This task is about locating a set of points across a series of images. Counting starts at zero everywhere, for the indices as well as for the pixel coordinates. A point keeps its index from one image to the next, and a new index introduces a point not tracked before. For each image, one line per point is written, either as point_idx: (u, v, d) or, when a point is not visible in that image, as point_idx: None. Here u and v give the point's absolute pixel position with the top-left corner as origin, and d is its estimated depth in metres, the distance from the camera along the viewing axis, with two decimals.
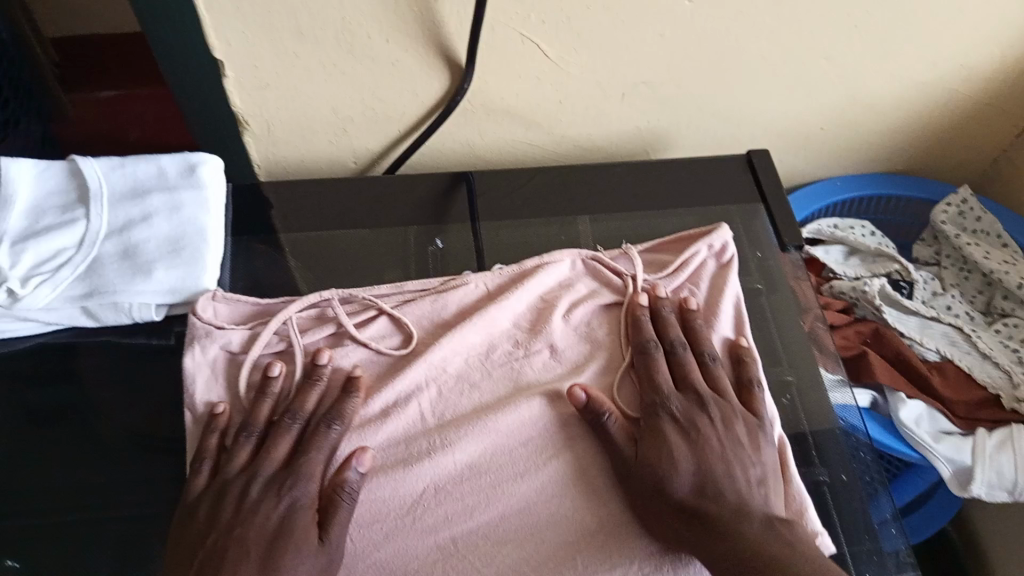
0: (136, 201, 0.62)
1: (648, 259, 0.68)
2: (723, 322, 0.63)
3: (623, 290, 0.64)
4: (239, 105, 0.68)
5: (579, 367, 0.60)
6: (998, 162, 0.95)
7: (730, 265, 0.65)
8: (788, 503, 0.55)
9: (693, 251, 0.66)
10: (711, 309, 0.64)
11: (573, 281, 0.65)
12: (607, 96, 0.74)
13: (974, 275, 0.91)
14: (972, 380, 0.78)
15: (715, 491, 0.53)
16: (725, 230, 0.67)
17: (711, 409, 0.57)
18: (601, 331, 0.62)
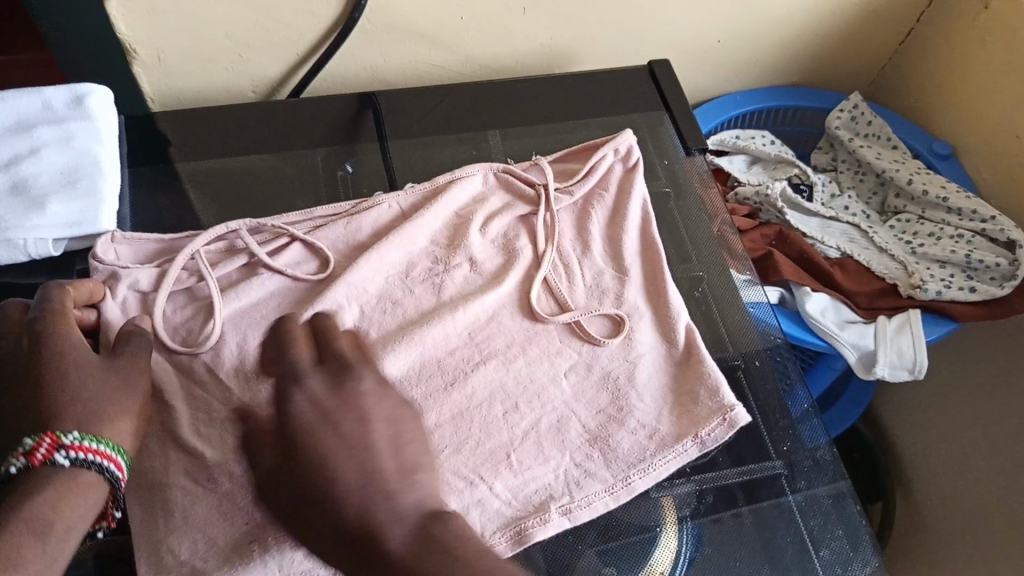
0: (22, 135, 0.59)
1: (557, 169, 0.69)
2: (632, 220, 0.65)
3: (536, 199, 0.66)
4: (125, 32, 0.65)
5: (500, 276, 0.61)
6: (884, 71, 0.99)
7: (636, 167, 0.68)
8: (702, 381, 0.57)
9: (600, 155, 0.68)
10: (620, 211, 0.66)
11: (487, 195, 0.66)
12: (508, 11, 0.73)
13: (869, 176, 0.94)
14: (872, 273, 0.83)
15: (364, 501, 0.40)
16: (630, 134, 0.69)
17: (347, 382, 0.42)
18: (523, 242, 0.63)
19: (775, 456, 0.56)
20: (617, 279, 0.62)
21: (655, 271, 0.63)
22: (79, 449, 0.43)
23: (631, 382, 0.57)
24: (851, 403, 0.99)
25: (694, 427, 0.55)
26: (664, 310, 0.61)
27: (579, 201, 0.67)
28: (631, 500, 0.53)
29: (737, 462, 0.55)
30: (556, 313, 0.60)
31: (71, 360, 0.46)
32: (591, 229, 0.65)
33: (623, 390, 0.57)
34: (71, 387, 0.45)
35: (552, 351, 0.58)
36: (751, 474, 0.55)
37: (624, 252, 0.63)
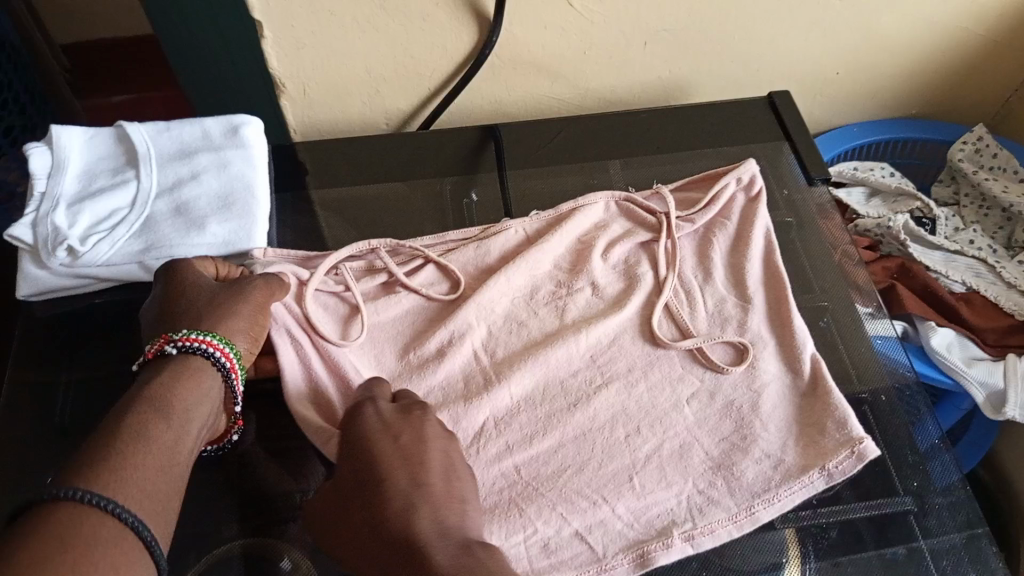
0: (184, 161, 0.64)
1: (682, 196, 0.70)
2: (755, 250, 0.66)
3: (657, 227, 0.67)
4: (275, 67, 0.70)
5: (619, 300, 0.63)
6: (1009, 103, 0.97)
7: (759, 197, 0.68)
8: (830, 413, 0.57)
9: (726, 184, 0.69)
10: (741, 240, 0.66)
11: (608, 222, 0.68)
12: (629, 45, 0.75)
13: (993, 211, 0.93)
14: (1000, 309, 0.81)
15: (407, 500, 0.44)
16: (752, 164, 0.70)
17: (417, 412, 0.50)
18: (649, 268, 0.65)
19: (904, 492, 0.55)
20: (740, 307, 0.63)
21: (782, 300, 0.63)
22: (186, 341, 0.49)
23: (755, 411, 0.58)
24: (973, 447, 0.94)
25: (822, 461, 0.55)
26: (791, 340, 0.61)
27: (702, 229, 0.68)
28: (754, 531, 0.53)
29: (863, 496, 0.55)
30: (678, 339, 0.61)
31: (192, 285, 0.54)
32: (713, 256, 0.66)
33: (746, 420, 0.57)
34: (187, 304, 0.52)
35: (673, 375, 0.59)
36: (880, 509, 0.54)
37: (747, 281, 0.64)
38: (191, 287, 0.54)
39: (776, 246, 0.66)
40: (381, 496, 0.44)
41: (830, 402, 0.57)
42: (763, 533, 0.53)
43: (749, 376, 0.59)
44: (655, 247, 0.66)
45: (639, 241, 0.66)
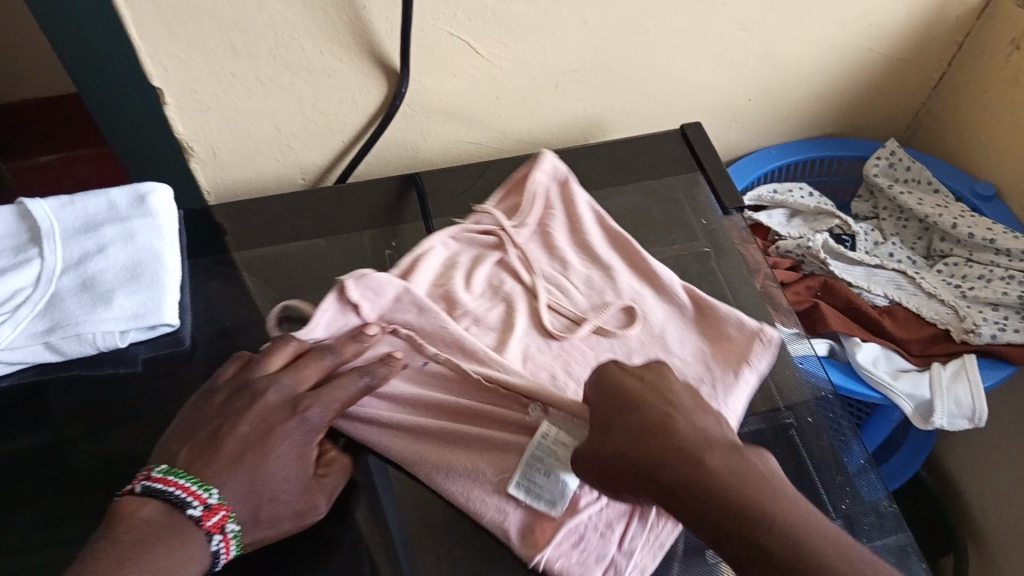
0: (90, 234, 0.62)
1: (500, 206, 0.73)
2: (590, 227, 0.70)
3: (503, 242, 0.69)
4: (181, 130, 0.69)
5: (511, 311, 0.64)
6: (920, 116, 1.00)
7: (569, 180, 0.73)
8: (733, 335, 0.63)
9: (537, 182, 0.72)
10: (576, 221, 0.71)
11: (456, 256, 0.68)
12: (540, 87, 0.76)
13: (912, 222, 0.95)
14: (923, 320, 0.83)
15: (664, 416, 0.48)
16: (551, 154, 0.74)
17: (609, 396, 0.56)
18: (519, 275, 0.67)
19: (835, 515, 0.55)
20: (603, 275, 0.67)
21: (628, 253, 0.69)
22: (224, 549, 0.47)
23: (667, 350, 0.62)
24: (913, 454, 0.96)
25: (743, 361, 0.61)
26: (661, 282, 0.66)
27: (536, 225, 0.71)
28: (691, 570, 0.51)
29: None
30: (572, 326, 0.63)
31: (301, 455, 0.52)
32: (558, 244, 0.69)
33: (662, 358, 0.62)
34: (278, 483, 0.50)
35: (589, 354, 0.61)
36: None
37: (596, 249, 0.69)
38: (298, 449, 0.52)
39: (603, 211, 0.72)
40: (643, 420, 0.48)
41: (723, 317, 0.64)
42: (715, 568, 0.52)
43: (648, 329, 0.64)
44: (508, 262, 0.68)
45: (494, 258, 0.68)
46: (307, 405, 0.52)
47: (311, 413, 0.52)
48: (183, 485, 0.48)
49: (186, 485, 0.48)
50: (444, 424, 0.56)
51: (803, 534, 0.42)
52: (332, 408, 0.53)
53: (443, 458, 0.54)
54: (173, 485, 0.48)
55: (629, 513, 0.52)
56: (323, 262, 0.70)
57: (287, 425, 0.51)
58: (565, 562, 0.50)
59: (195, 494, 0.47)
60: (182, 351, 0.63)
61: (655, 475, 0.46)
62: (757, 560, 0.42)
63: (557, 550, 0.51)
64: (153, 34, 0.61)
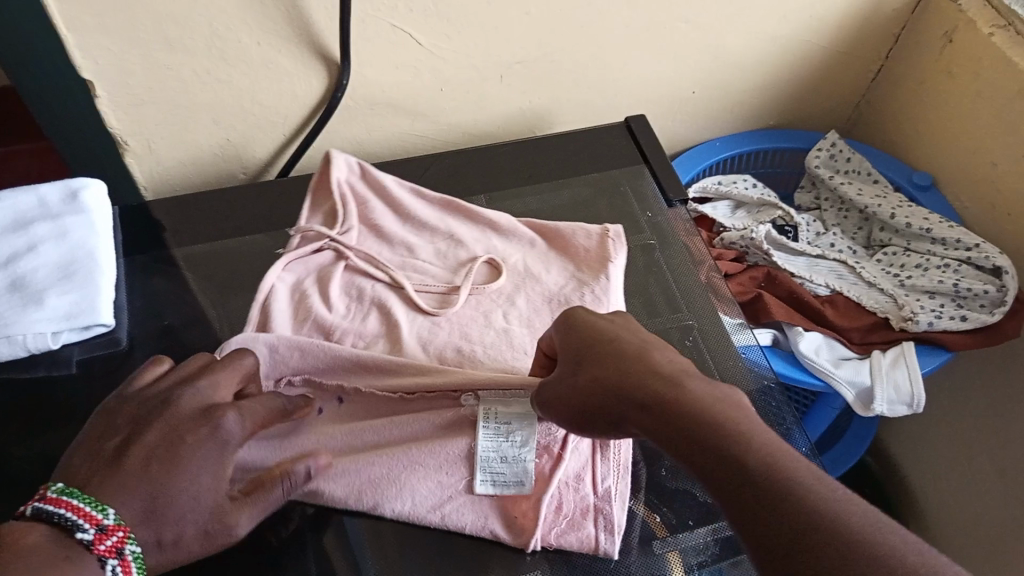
0: (19, 233, 0.60)
1: (315, 220, 0.70)
2: (420, 212, 0.71)
3: (341, 250, 0.68)
4: (115, 124, 0.68)
5: (383, 309, 0.63)
6: (859, 108, 1.02)
7: (365, 168, 0.72)
8: (589, 255, 0.68)
9: (336, 182, 0.70)
10: (404, 211, 0.71)
11: (302, 281, 0.66)
12: (485, 79, 0.75)
13: (852, 213, 0.97)
14: (863, 308, 0.84)
15: (642, 346, 0.48)
16: (334, 153, 0.72)
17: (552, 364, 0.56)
18: (374, 275, 0.66)
19: None
20: (450, 242, 0.69)
21: (461, 213, 0.71)
22: (124, 575, 0.42)
23: (534, 279, 0.67)
24: (857, 439, 0.98)
25: (605, 263, 0.67)
26: (502, 227, 0.70)
27: (360, 223, 0.70)
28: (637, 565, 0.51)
29: None
30: (443, 305, 0.64)
31: (215, 467, 0.47)
32: (391, 237, 0.69)
33: (526, 282, 0.67)
34: (186, 499, 0.45)
35: (477, 314, 0.63)
36: None
37: (430, 223, 0.70)
38: (213, 461, 0.47)
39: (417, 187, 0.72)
40: (619, 350, 0.48)
41: (569, 237, 0.69)
42: (663, 555, 0.52)
43: (512, 274, 0.67)
44: (355, 264, 0.67)
45: (340, 268, 0.67)
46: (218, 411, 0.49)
47: (227, 421, 0.48)
48: (75, 506, 0.43)
49: (78, 507, 0.43)
50: (384, 461, 0.52)
51: (775, 451, 0.39)
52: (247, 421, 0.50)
53: (403, 484, 0.52)
54: (65, 507, 0.42)
55: (591, 459, 0.54)
56: (263, 258, 0.69)
57: (197, 433, 0.47)
58: (557, 531, 0.51)
59: (87, 515, 0.42)
60: (119, 351, 0.62)
61: (628, 396, 0.45)
62: (722, 471, 0.39)
63: (548, 525, 0.51)
64: (82, 26, 0.59)
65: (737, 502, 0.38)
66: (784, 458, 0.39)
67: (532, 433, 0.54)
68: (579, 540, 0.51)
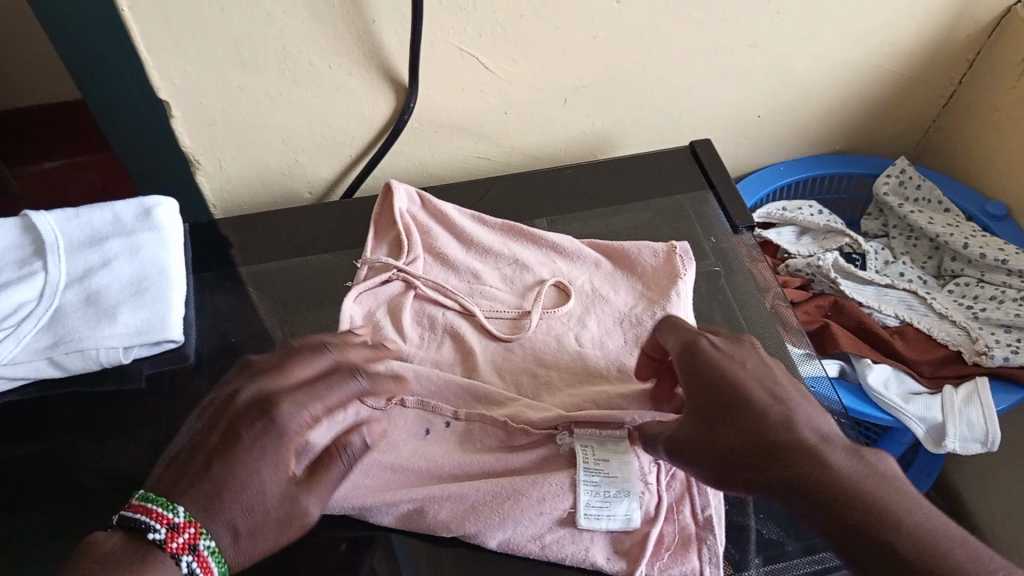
0: (95, 248, 0.62)
1: (380, 251, 0.68)
2: (483, 239, 0.69)
3: (406, 278, 0.65)
4: (188, 143, 0.69)
5: (459, 337, 0.62)
6: (929, 134, 0.99)
7: (427, 198, 0.70)
8: (656, 274, 0.67)
9: (399, 211, 0.68)
10: (466, 238, 0.69)
11: (375, 310, 0.64)
12: (549, 102, 0.75)
13: (922, 241, 0.94)
14: (934, 340, 0.82)
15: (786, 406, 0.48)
16: (394, 183, 0.69)
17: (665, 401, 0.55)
18: (444, 303, 0.64)
19: None
20: (517, 266, 0.68)
21: (524, 237, 0.70)
22: (202, 570, 0.43)
23: (603, 299, 0.66)
24: (922, 475, 0.95)
25: (674, 280, 0.66)
26: (566, 250, 0.69)
27: (423, 252, 0.68)
28: None
29: (806, 548, 0.52)
30: (516, 331, 0.63)
31: (285, 447, 0.47)
32: (454, 260, 0.67)
33: (592, 303, 0.66)
34: (255, 489, 0.45)
35: (550, 338, 0.63)
36: (822, 563, 0.51)
37: (495, 249, 0.69)
38: (273, 452, 0.47)
39: (477, 214, 0.71)
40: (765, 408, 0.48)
41: (636, 256, 0.68)
42: None
43: (582, 296, 0.66)
44: (424, 293, 0.65)
45: (410, 297, 0.64)
46: (282, 405, 0.49)
47: (285, 413, 0.48)
48: (149, 509, 0.44)
49: (155, 510, 0.43)
50: (488, 488, 0.52)
51: (929, 536, 0.42)
52: (311, 404, 0.50)
53: (505, 513, 0.51)
54: (140, 511, 0.44)
55: (686, 491, 0.53)
56: (327, 276, 0.69)
57: (253, 426, 0.47)
58: (660, 562, 0.51)
59: (160, 516, 0.43)
60: (186, 367, 0.62)
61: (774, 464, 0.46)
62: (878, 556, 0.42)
63: (652, 557, 0.51)
64: (161, 48, 0.61)
65: (883, 575, 0.41)
66: (937, 539, 0.42)
67: (630, 469, 0.53)
68: (684, 570, 0.50)
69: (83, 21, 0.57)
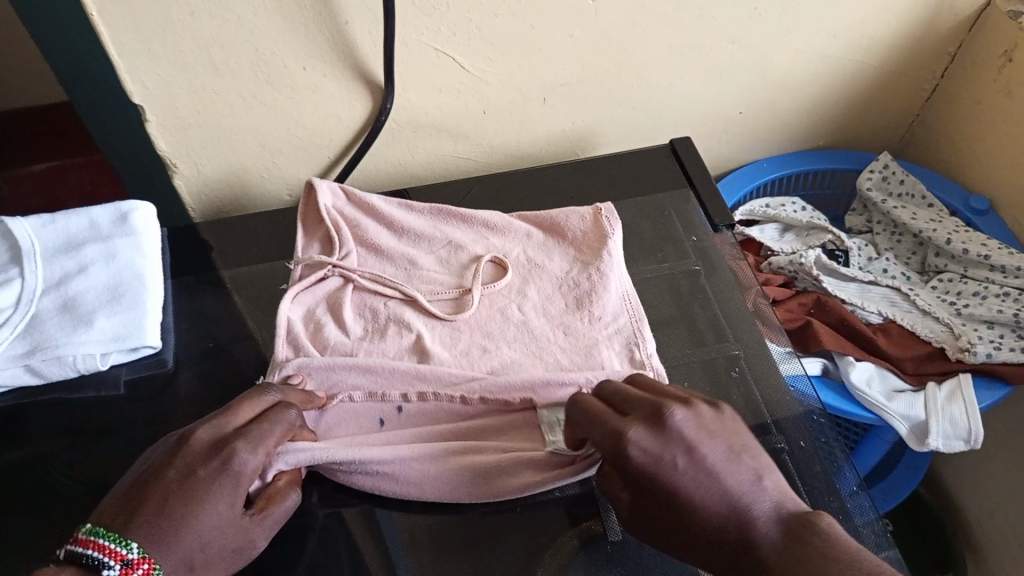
0: (71, 253, 0.61)
1: (312, 248, 0.67)
2: (413, 222, 0.68)
3: (341, 273, 0.64)
4: (164, 147, 0.69)
5: (404, 323, 0.61)
6: (913, 127, 0.99)
7: (350, 191, 0.69)
8: (595, 243, 0.67)
9: (325, 208, 0.67)
10: (399, 225, 0.68)
11: (314, 309, 0.63)
12: (528, 101, 0.75)
13: (906, 237, 0.95)
14: (917, 337, 0.82)
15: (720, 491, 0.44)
16: (318, 180, 0.69)
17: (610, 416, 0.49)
18: (384, 293, 0.64)
19: None
20: (451, 246, 0.67)
21: (454, 218, 0.69)
22: None
23: (539, 272, 0.66)
24: (910, 469, 0.95)
25: (604, 241, 0.67)
26: (495, 225, 0.68)
27: (357, 247, 0.67)
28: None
29: None
30: (458, 311, 0.63)
31: (235, 486, 0.46)
32: (389, 250, 0.66)
33: (529, 274, 0.66)
34: (203, 523, 0.44)
35: (493, 313, 0.63)
36: None
37: (426, 232, 0.68)
38: (227, 489, 0.46)
39: (404, 201, 0.70)
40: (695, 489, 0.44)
41: (564, 223, 0.68)
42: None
43: (517, 268, 0.66)
44: (362, 284, 0.64)
45: (348, 291, 0.63)
46: (232, 447, 0.48)
47: (241, 453, 0.47)
48: (99, 545, 0.42)
49: (104, 544, 0.42)
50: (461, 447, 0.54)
51: None
52: (264, 445, 0.49)
53: (491, 476, 0.52)
54: (90, 547, 0.42)
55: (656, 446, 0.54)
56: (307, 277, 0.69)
57: (206, 465, 0.46)
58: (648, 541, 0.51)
59: (112, 553, 0.42)
60: (165, 372, 0.62)
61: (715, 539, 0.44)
62: None
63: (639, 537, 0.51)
64: (132, 52, 0.60)
65: None
66: None
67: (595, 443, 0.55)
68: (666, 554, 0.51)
69: (54, 24, 0.57)
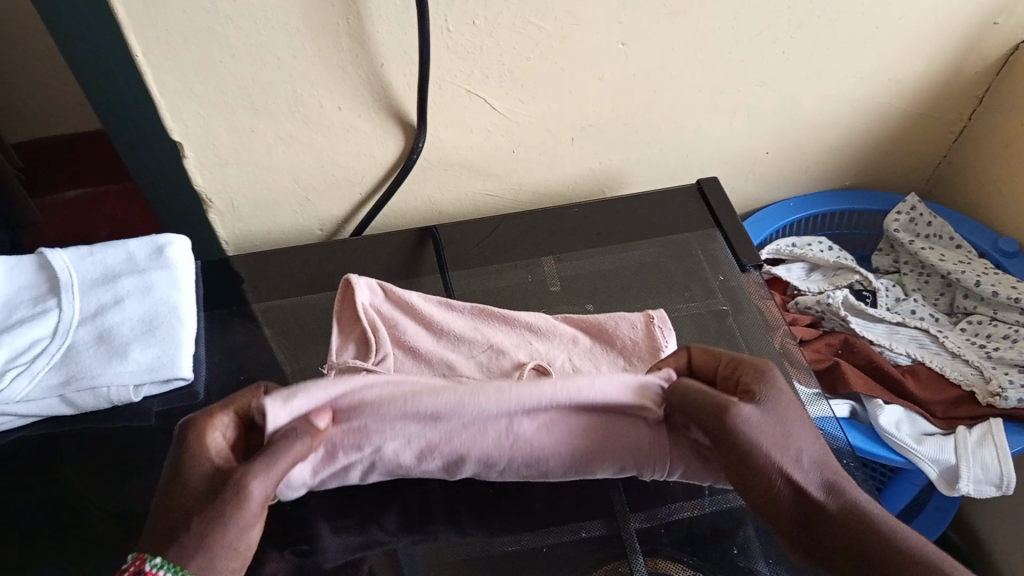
0: (107, 286, 0.63)
1: (347, 350, 0.63)
2: (455, 324, 0.64)
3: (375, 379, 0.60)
4: (201, 183, 0.70)
5: None
6: (940, 168, 0.99)
7: (390, 287, 0.66)
8: (648, 349, 0.63)
9: (361, 307, 0.64)
10: (437, 325, 0.64)
11: None
12: (557, 141, 0.76)
13: (933, 278, 0.94)
14: (946, 379, 0.82)
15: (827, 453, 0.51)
16: (358, 277, 0.65)
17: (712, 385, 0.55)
18: None
19: None
20: (494, 352, 0.63)
21: (495, 319, 0.65)
22: None
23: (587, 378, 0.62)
24: (939, 512, 0.93)
25: (656, 354, 0.62)
26: (540, 329, 0.64)
27: (394, 349, 0.63)
28: None
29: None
30: None
31: (203, 448, 0.48)
32: (427, 356, 0.62)
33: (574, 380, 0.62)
34: (187, 492, 0.46)
35: None
36: None
37: (468, 335, 0.64)
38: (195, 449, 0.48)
39: (444, 300, 0.66)
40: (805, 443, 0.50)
41: (613, 329, 0.64)
42: None
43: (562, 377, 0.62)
44: None
45: None
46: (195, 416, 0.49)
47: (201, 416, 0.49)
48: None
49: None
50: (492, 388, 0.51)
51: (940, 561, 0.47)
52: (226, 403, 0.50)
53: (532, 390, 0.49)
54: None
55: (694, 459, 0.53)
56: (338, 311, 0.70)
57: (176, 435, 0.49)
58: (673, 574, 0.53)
59: None
60: (195, 404, 0.63)
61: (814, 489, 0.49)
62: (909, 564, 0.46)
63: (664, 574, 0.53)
64: (174, 92, 0.62)
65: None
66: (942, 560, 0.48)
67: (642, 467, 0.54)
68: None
69: (102, 65, 0.59)
